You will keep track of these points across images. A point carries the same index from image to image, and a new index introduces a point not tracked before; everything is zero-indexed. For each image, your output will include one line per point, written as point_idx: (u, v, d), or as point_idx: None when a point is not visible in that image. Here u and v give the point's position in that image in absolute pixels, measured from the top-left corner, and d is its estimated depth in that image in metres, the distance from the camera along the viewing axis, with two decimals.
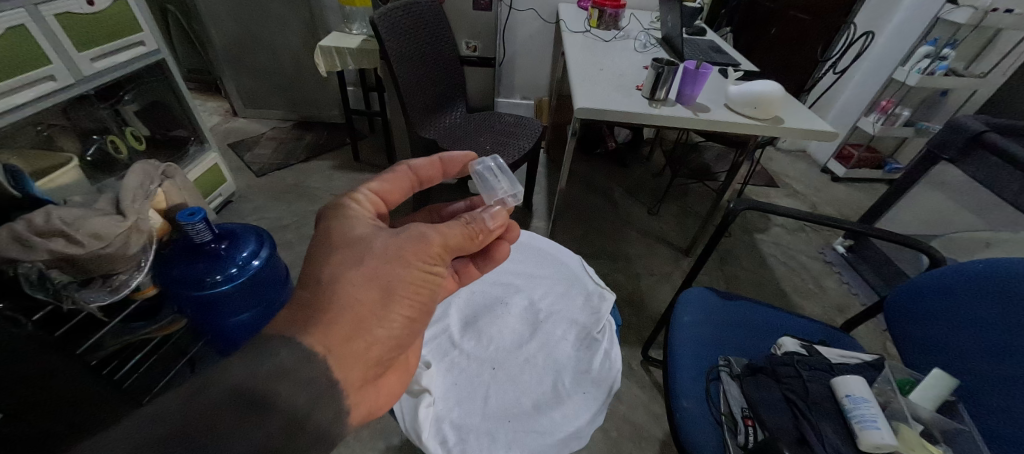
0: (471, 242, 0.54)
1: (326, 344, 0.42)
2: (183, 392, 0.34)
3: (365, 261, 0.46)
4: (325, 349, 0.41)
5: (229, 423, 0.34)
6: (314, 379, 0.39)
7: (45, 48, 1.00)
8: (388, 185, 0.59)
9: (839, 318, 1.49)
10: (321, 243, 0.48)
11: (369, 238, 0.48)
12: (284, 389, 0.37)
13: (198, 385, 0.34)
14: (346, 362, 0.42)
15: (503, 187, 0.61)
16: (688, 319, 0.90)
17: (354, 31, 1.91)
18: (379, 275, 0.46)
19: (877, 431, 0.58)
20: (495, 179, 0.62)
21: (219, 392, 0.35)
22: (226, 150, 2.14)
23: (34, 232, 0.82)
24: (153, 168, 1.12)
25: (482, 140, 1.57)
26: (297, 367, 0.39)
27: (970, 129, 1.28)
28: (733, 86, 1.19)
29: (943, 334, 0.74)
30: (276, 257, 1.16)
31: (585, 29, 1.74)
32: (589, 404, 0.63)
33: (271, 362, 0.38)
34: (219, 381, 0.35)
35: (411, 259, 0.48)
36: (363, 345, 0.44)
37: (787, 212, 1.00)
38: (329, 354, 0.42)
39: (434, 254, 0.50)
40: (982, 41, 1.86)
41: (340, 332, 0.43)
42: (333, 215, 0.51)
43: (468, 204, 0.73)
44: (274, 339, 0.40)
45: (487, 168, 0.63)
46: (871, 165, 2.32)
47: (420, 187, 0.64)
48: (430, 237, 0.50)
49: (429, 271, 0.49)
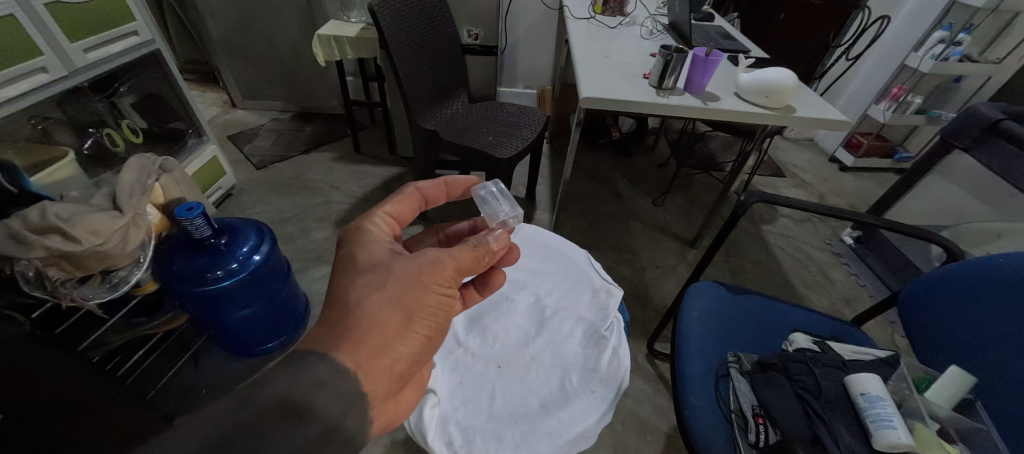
0: (478, 264, 0.53)
1: (356, 360, 0.42)
2: (234, 400, 0.36)
3: (387, 285, 0.46)
4: (354, 364, 0.42)
5: (275, 425, 0.35)
6: (347, 392, 0.40)
7: (35, 38, 0.96)
8: (400, 207, 0.57)
9: (846, 310, 1.48)
10: (344, 269, 0.49)
11: (389, 262, 0.48)
12: (328, 395, 0.39)
13: (242, 395, 0.36)
14: (376, 378, 0.43)
15: (504, 210, 0.61)
16: (697, 314, 0.88)
17: (352, 19, 1.86)
18: (401, 299, 0.46)
19: (893, 431, 0.57)
20: (497, 203, 0.62)
21: (262, 402, 0.36)
22: (225, 142, 2.12)
23: (29, 228, 0.80)
24: (150, 162, 1.11)
25: (485, 131, 1.54)
26: (330, 381, 0.40)
27: (985, 117, 1.23)
28: (744, 74, 1.15)
29: (963, 330, 0.71)
30: (277, 252, 1.13)
31: (589, 15, 1.69)
32: (598, 403, 0.62)
33: (309, 375, 0.39)
34: (259, 391, 0.36)
35: (429, 284, 0.48)
36: (388, 361, 0.44)
37: (799, 205, 0.96)
38: (360, 370, 0.42)
39: (447, 278, 0.49)
40: (1000, 24, 1.79)
41: (368, 349, 0.43)
42: (354, 242, 0.51)
43: (472, 225, 0.71)
44: (310, 355, 0.41)
45: (490, 193, 0.63)
46: (879, 154, 2.29)
47: (426, 207, 0.62)
48: (444, 262, 0.49)
49: (445, 294, 0.49)
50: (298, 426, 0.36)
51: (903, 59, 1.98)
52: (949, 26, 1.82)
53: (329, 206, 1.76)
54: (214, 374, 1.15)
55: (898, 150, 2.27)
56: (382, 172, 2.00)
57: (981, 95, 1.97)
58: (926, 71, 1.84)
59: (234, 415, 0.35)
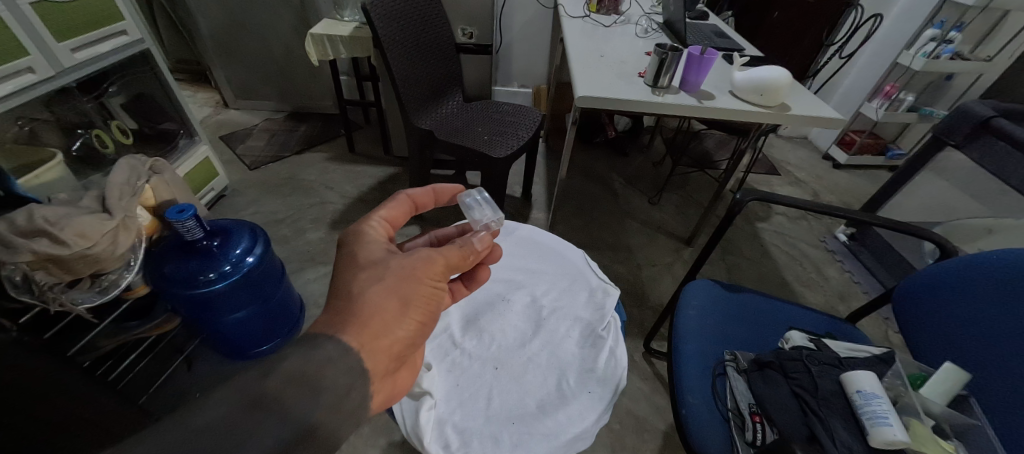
0: (464, 262, 0.54)
1: (359, 339, 0.43)
2: (256, 370, 0.36)
3: (385, 278, 0.47)
4: (358, 344, 0.42)
5: (290, 396, 0.36)
6: (351, 369, 0.40)
7: (21, 38, 0.95)
8: (395, 211, 0.57)
9: (841, 306, 1.49)
10: (343, 267, 0.49)
11: (385, 259, 0.49)
12: (332, 373, 0.39)
13: (261, 369, 0.36)
14: (377, 354, 0.43)
15: (487, 214, 0.63)
16: (693, 313, 0.88)
17: (346, 18, 1.85)
18: (398, 289, 0.47)
19: (889, 428, 0.57)
20: (480, 209, 0.64)
21: (279, 376, 0.36)
22: (218, 143, 2.09)
23: (17, 232, 0.78)
24: (139, 164, 1.10)
25: (480, 130, 1.54)
26: (339, 358, 0.40)
27: (977, 114, 1.24)
28: (738, 72, 1.15)
29: (957, 327, 0.72)
30: (271, 254, 1.12)
31: (585, 14, 1.68)
32: (595, 404, 0.62)
33: (319, 352, 0.40)
34: (277, 365, 0.37)
35: (422, 277, 0.49)
36: (387, 343, 0.45)
37: (795, 203, 0.96)
38: (362, 349, 0.42)
39: (439, 273, 0.51)
40: (989, 24, 1.81)
41: (370, 330, 0.44)
42: (351, 244, 0.51)
43: (460, 228, 0.71)
44: (320, 336, 0.42)
45: (475, 200, 0.65)
46: (872, 152, 2.30)
47: (417, 213, 0.61)
48: (435, 258, 0.51)
49: (437, 288, 0.50)
50: (311, 398, 0.37)
51: (896, 57, 1.99)
52: (941, 24, 1.84)
53: (324, 206, 1.74)
54: (208, 377, 1.14)
55: (890, 147, 2.29)
56: (377, 172, 1.99)
57: (972, 92, 1.99)
58: (918, 69, 1.86)
59: (256, 382, 0.35)
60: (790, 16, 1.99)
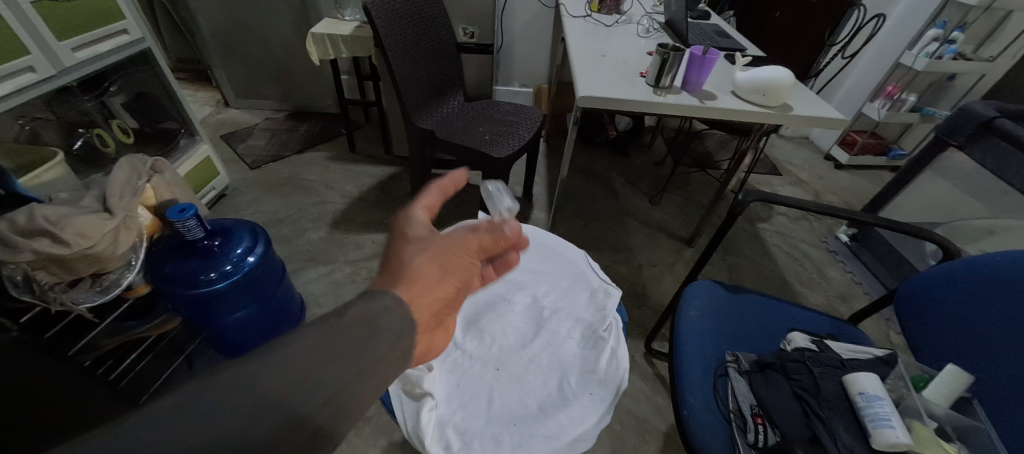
0: (496, 245, 0.52)
1: (409, 293, 0.39)
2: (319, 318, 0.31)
3: (429, 249, 0.45)
4: (407, 297, 0.38)
5: (347, 340, 0.31)
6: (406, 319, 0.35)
7: (22, 37, 0.94)
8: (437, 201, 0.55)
9: (842, 307, 1.48)
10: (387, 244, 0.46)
11: (428, 235, 0.47)
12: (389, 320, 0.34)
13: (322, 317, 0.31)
14: (421, 311, 0.39)
15: (506, 207, 0.64)
16: (694, 315, 0.88)
17: (346, 17, 1.84)
18: (440, 258, 0.44)
19: (892, 430, 0.57)
20: (500, 203, 0.65)
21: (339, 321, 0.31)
22: (219, 142, 2.09)
23: (18, 232, 0.78)
24: (140, 163, 1.09)
25: (481, 130, 1.53)
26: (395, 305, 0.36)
27: (979, 115, 1.24)
28: (741, 72, 1.15)
29: (959, 329, 0.72)
30: (272, 253, 1.12)
31: (586, 13, 1.68)
32: (597, 406, 0.62)
33: (374, 300, 0.35)
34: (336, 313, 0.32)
35: (459, 253, 0.47)
36: (430, 302, 0.40)
37: (798, 204, 0.95)
38: (411, 302, 0.38)
39: (473, 249, 0.49)
40: (992, 24, 1.81)
41: (416, 287, 0.40)
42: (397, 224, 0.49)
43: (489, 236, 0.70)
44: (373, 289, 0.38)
45: (495, 196, 0.66)
46: (874, 152, 2.30)
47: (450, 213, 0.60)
48: (471, 236, 0.49)
49: (471, 264, 0.48)
50: (367, 343, 0.32)
51: (898, 58, 1.99)
52: (943, 24, 1.84)
53: (324, 206, 1.74)
54: None
55: (892, 148, 2.29)
56: (378, 172, 1.99)
57: (975, 92, 1.98)
58: (921, 69, 1.85)
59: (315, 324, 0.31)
60: (792, 16, 1.98)
